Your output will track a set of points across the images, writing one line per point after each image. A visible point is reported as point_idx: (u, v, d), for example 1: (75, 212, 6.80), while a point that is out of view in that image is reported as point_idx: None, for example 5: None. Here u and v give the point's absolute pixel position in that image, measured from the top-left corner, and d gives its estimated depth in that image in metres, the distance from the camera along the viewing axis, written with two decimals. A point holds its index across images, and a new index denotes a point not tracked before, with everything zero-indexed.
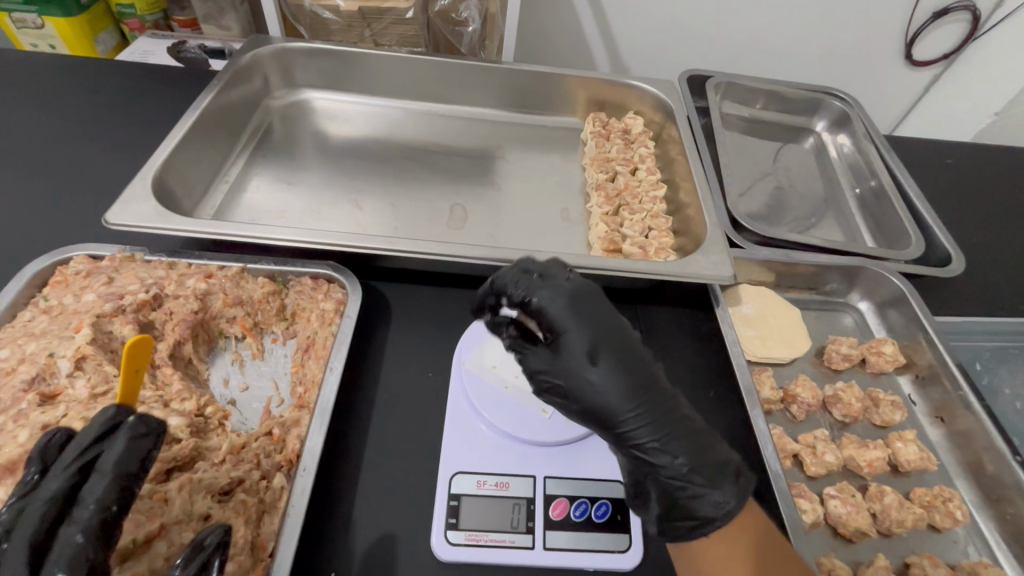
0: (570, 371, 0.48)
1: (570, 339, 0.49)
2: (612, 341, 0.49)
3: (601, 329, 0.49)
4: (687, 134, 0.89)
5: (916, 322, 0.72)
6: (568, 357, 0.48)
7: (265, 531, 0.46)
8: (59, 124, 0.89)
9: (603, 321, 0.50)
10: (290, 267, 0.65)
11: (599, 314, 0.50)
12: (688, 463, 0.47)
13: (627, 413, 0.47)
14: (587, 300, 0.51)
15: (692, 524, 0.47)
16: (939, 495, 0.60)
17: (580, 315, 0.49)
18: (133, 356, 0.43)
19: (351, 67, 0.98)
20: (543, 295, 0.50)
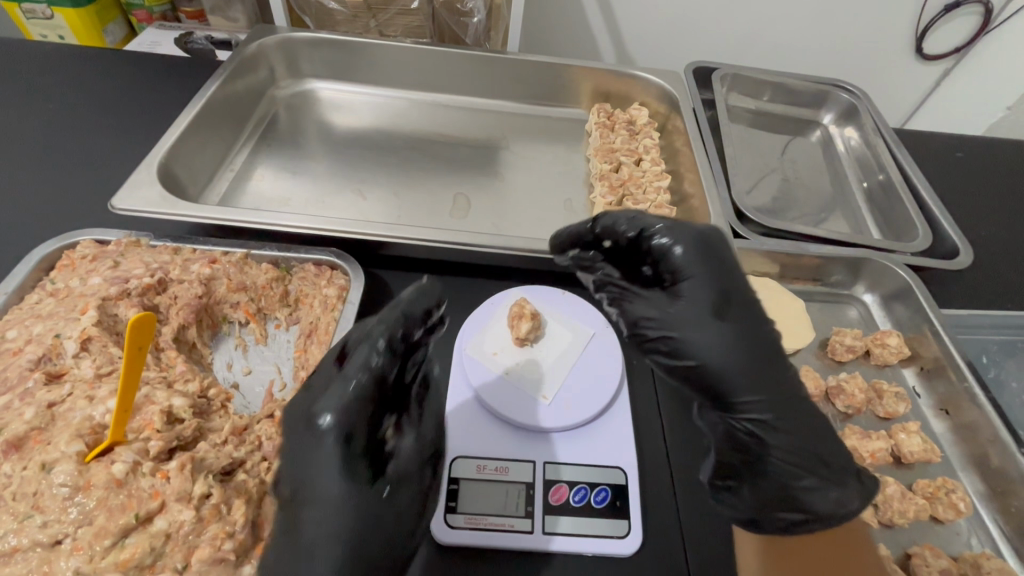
0: (687, 326, 0.46)
1: (690, 291, 0.47)
2: (740, 303, 0.47)
3: (728, 288, 0.47)
4: (692, 125, 0.89)
5: (922, 314, 0.72)
6: (687, 309, 0.47)
7: (266, 510, 0.47)
8: (67, 113, 0.90)
9: (734, 281, 0.48)
10: (294, 253, 0.65)
11: (735, 270, 0.48)
12: (808, 448, 0.47)
13: (751, 384, 0.45)
14: (722, 257, 0.48)
15: (795, 517, 0.48)
16: (942, 487, 0.59)
17: (707, 266, 0.47)
18: (137, 333, 0.44)
19: (356, 57, 0.98)
20: (680, 245, 0.48)
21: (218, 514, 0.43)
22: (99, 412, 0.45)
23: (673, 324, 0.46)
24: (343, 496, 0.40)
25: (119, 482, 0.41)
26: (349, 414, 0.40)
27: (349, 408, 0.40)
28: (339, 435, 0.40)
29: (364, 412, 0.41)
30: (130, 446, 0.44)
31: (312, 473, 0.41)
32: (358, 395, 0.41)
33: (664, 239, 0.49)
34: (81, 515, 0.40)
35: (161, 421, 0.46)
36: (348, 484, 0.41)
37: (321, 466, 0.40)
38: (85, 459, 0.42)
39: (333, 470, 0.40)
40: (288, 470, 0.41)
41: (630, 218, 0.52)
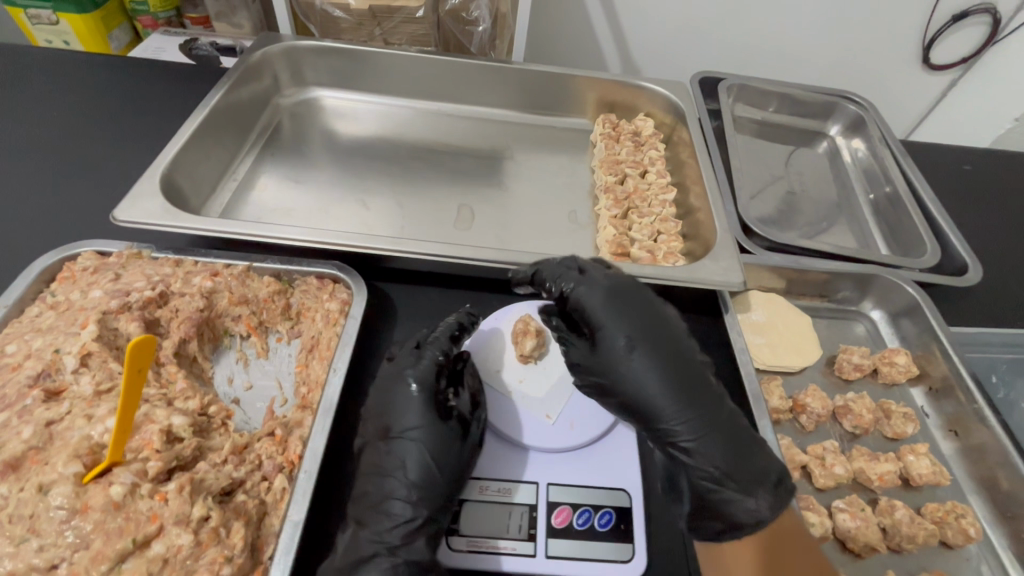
0: (609, 365, 0.55)
1: (608, 335, 0.56)
2: (649, 336, 0.55)
3: (637, 327, 0.55)
4: (698, 137, 0.88)
5: (931, 333, 0.71)
6: (608, 351, 0.55)
7: (265, 532, 0.46)
8: (72, 120, 0.89)
9: (644, 318, 0.56)
10: (296, 266, 0.64)
11: (649, 308, 0.57)
12: (738, 458, 0.51)
13: (666, 412, 0.53)
14: (633, 301, 0.57)
15: (722, 526, 0.51)
16: (951, 511, 0.58)
17: (618, 317, 0.56)
18: (137, 355, 0.43)
19: (361, 66, 0.98)
20: (591, 298, 0.57)
21: (217, 537, 0.43)
22: (97, 431, 0.45)
23: (597, 365, 0.56)
24: (422, 428, 0.51)
25: (116, 504, 0.41)
26: (424, 372, 0.55)
27: (422, 369, 0.55)
28: (419, 386, 0.54)
29: (433, 373, 0.55)
30: (129, 467, 0.43)
31: (396, 414, 0.52)
32: (428, 361, 0.55)
33: (573, 297, 0.58)
34: (77, 539, 0.39)
35: (161, 440, 0.46)
36: (426, 422, 0.52)
37: (404, 407, 0.53)
38: (82, 480, 0.42)
39: (413, 411, 0.52)
40: (376, 417, 0.53)
41: (558, 276, 0.59)
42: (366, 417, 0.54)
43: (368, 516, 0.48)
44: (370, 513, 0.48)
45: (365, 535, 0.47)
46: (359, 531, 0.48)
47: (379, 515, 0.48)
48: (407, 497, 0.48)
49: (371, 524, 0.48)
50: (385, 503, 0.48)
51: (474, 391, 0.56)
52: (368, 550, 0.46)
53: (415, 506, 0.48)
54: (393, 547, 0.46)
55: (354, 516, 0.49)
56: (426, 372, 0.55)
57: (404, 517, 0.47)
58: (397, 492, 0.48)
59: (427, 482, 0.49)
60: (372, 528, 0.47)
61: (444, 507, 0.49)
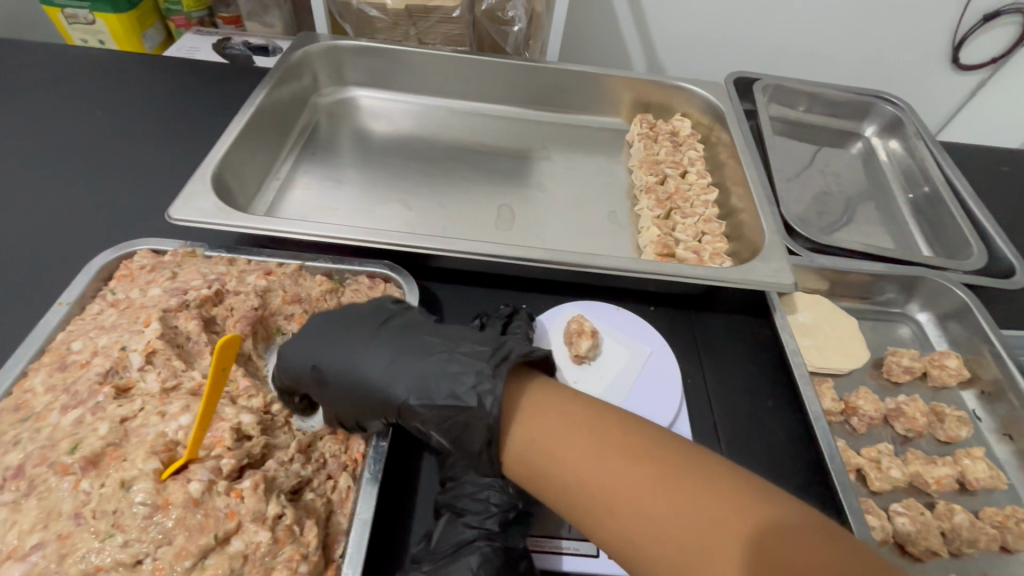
0: (387, 399, 0.48)
1: (325, 375, 0.50)
2: (410, 357, 0.49)
3: (371, 356, 0.50)
4: (738, 137, 0.88)
5: (981, 336, 0.70)
6: (410, 381, 0.48)
7: (334, 530, 0.47)
8: (114, 120, 0.90)
9: (387, 348, 0.50)
10: (347, 265, 0.65)
11: (337, 335, 0.52)
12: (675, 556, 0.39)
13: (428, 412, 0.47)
14: (334, 333, 0.52)
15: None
16: (1011, 516, 0.58)
17: (301, 351, 0.51)
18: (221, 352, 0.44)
19: (397, 65, 0.98)
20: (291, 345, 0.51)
21: (292, 535, 0.43)
22: (171, 429, 0.45)
23: (427, 389, 0.47)
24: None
25: (196, 501, 0.41)
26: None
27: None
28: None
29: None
30: (204, 464, 0.44)
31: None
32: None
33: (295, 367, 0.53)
34: (161, 535, 0.40)
35: (232, 438, 0.46)
36: None
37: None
38: (161, 477, 0.42)
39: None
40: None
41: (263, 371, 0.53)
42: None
43: (465, 504, 0.48)
44: (466, 501, 0.48)
45: (464, 521, 0.47)
46: (455, 518, 0.48)
47: (478, 503, 0.48)
48: (504, 488, 0.48)
49: (470, 511, 0.48)
50: (483, 492, 0.48)
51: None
52: (467, 536, 0.46)
53: (512, 497, 0.48)
54: (492, 535, 0.46)
55: (449, 504, 0.49)
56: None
57: (500, 506, 0.48)
58: (495, 482, 0.48)
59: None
60: (470, 515, 0.48)
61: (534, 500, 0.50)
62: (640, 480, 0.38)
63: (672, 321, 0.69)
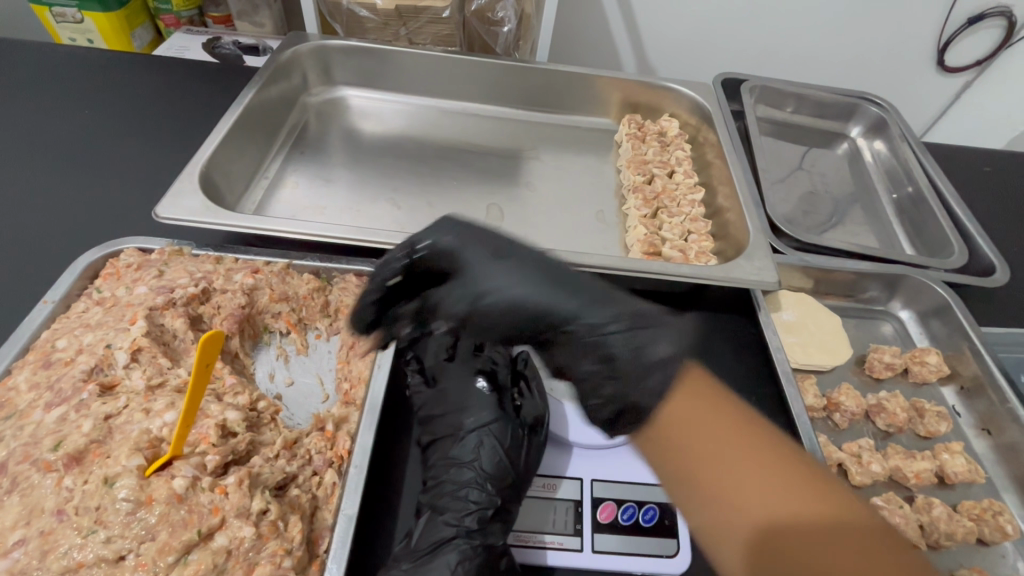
0: (513, 298, 0.50)
1: (471, 259, 0.52)
2: (558, 280, 0.51)
3: (517, 266, 0.51)
4: (725, 138, 0.89)
5: (961, 332, 0.71)
6: (544, 296, 0.50)
7: (319, 526, 0.47)
8: (101, 118, 0.90)
9: (538, 268, 0.51)
10: (335, 264, 0.66)
11: (507, 244, 0.53)
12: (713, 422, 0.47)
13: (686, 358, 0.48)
14: (494, 240, 0.53)
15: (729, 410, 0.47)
16: (988, 509, 0.59)
17: (481, 248, 0.52)
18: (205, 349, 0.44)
19: (387, 65, 0.98)
20: (444, 230, 0.54)
21: (276, 530, 0.43)
22: (156, 425, 0.45)
23: (658, 335, 0.49)
24: (496, 423, 0.52)
25: (179, 497, 0.41)
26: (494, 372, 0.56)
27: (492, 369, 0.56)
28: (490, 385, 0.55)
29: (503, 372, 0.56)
30: (189, 460, 0.44)
31: (470, 408, 0.53)
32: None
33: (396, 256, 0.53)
34: (144, 531, 0.40)
35: (217, 435, 0.46)
36: (497, 415, 0.53)
37: (476, 404, 0.54)
38: (144, 473, 0.42)
39: (486, 407, 0.53)
40: (449, 413, 0.54)
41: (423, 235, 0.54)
42: (438, 413, 0.54)
43: (445, 502, 0.48)
44: (446, 500, 0.49)
45: (443, 519, 0.47)
46: (436, 516, 0.48)
47: (457, 501, 0.48)
48: (483, 486, 0.49)
49: (449, 510, 0.48)
50: (462, 490, 0.49)
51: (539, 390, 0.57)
52: (447, 533, 0.47)
53: (491, 495, 0.48)
54: (471, 532, 0.47)
55: (429, 503, 0.49)
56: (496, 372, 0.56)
57: (479, 504, 0.48)
58: (474, 480, 0.49)
59: (502, 472, 0.49)
60: (450, 513, 0.48)
61: (514, 498, 0.49)
62: (749, 476, 0.44)
63: None
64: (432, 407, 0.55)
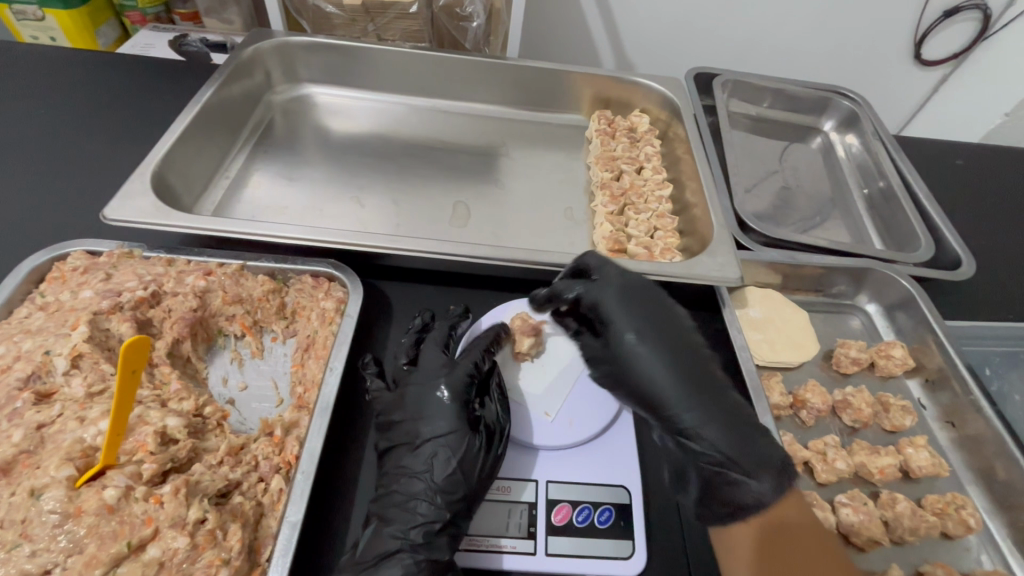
0: (660, 391, 0.55)
1: (620, 326, 0.58)
2: (689, 379, 0.55)
3: (660, 349, 0.57)
4: (694, 133, 0.88)
5: (925, 325, 0.71)
6: (679, 393, 0.54)
7: (263, 534, 0.46)
8: (57, 117, 0.87)
9: (681, 360, 0.56)
10: (290, 264, 0.64)
11: (653, 321, 0.58)
12: (733, 431, 0.53)
13: (739, 459, 0.52)
14: (641, 295, 0.59)
15: (730, 511, 0.51)
16: (951, 503, 0.59)
17: (632, 312, 0.58)
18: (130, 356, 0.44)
19: (353, 62, 0.97)
20: (608, 295, 0.59)
21: (214, 540, 0.42)
22: (90, 434, 0.44)
23: (734, 435, 0.53)
24: (452, 435, 0.52)
25: (110, 508, 0.40)
26: (456, 381, 0.54)
27: (454, 378, 0.55)
28: (450, 394, 0.54)
29: (466, 381, 0.55)
30: (123, 469, 0.43)
31: (427, 418, 0.53)
32: (462, 370, 0.55)
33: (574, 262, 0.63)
34: (71, 544, 0.39)
35: (155, 442, 0.45)
36: (455, 429, 0.52)
37: (433, 413, 0.53)
38: (75, 484, 0.41)
39: (444, 417, 0.53)
40: (407, 422, 0.53)
41: (597, 265, 0.61)
42: (396, 421, 0.54)
43: (392, 514, 0.48)
44: (393, 511, 0.48)
45: (389, 531, 0.47)
46: (382, 527, 0.48)
47: (404, 513, 0.48)
48: (432, 499, 0.48)
49: (394, 521, 0.48)
50: (411, 503, 0.49)
51: (503, 401, 0.56)
52: (391, 546, 0.46)
53: (439, 509, 0.48)
54: (416, 545, 0.46)
55: (377, 513, 0.49)
56: (457, 381, 0.55)
57: (426, 517, 0.47)
58: (423, 494, 0.49)
59: (454, 487, 0.49)
60: (396, 525, 0.48)
61: (464, 513, 0.49)
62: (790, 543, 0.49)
63: None
64: (391, 414, 0.54)
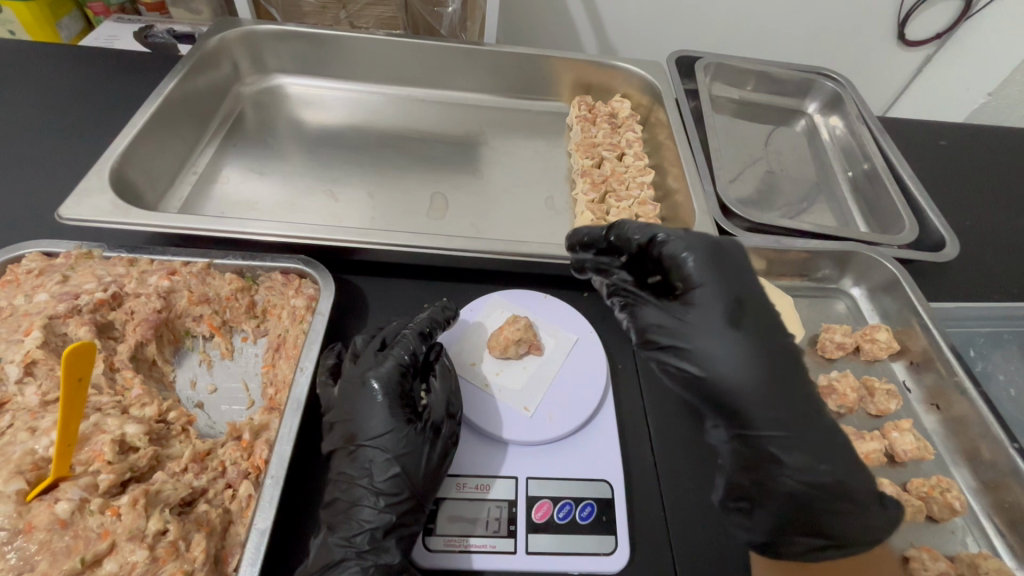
0: (752, 405, 0.47)
1: (697, 304, 0.50)
2: (778, 380, 0.48)
3: (722, 329, 0.49)
4: (675, 118, 0.86)
5: (910, 307, 0.70)
6: (759, 398, 0.47)
7: (230, 543, 0.44)
8: (10, 108, 0.82)
9: (751, 355, 0.48)
10: (259, 262, 0.61)
11: (733, 292, 0.50)
12: (807, 439, 0.47)
13: (814, 498, 0.46)
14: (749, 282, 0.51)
15: (817, 543, 0.47)
16: (936, 486, 0.58)
17: (723, 279, 0.50)
18: (73, 364, 0.41)
19: (325, 50, 0.93)
20: (693, 257, 0.51)
21: (176, 551, 0.41)
22: (42, 445, 0.43)
23: (830, 454, 0.46)
24: (390, 434, 0.50)
25: (63, 522, 0.40)
26: (387, 374, 0.52)
27: (384, 370, 0.52)
28: (383, 390, 0.51)
29: (399, 373, 0.52)
30: (77, 481, 0.42)
31: (361, 419, 0.50)
32: (392, 360, 0.53)
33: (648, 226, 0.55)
34: (20, 561, 0.38)
35: (113, 451, 0.44)
36: (392, 428, 0.50)
37: (368, 412, 0.50)
38: (26, 498, 0.40)
39: (379, 416, 0.50)
40: (341, 422, 0.51)
41: (642, 227, 0.55)
42: (332, 422, 0.51)
43: (338, 521, 0.47)
44: (340, 518, 0.47)
45: (334, 540, 0.46)
46: (329, 536, 0.46)
47: (350, 520, 0.46)
48: (376, 503, 0.47)
49: (341, 529, 0.46)
50: (354, 509, 0.47)
51: (448, 386, 0.54)
52: (337, 555, 0.45)
53: (383, 513, 0.47)
54: (362, 552, 0.45)
55: (325, 521, 0.47)
56: (389, 373, 0.52)
57: (371, 523, 0.46)
58: (366, 499, 0.47)
59: (397, 489, 0.47)
60: (342, 533, 0.46)
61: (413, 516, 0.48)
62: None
63: (605, 309, 0.68)
64: (329, 413, 0.52)
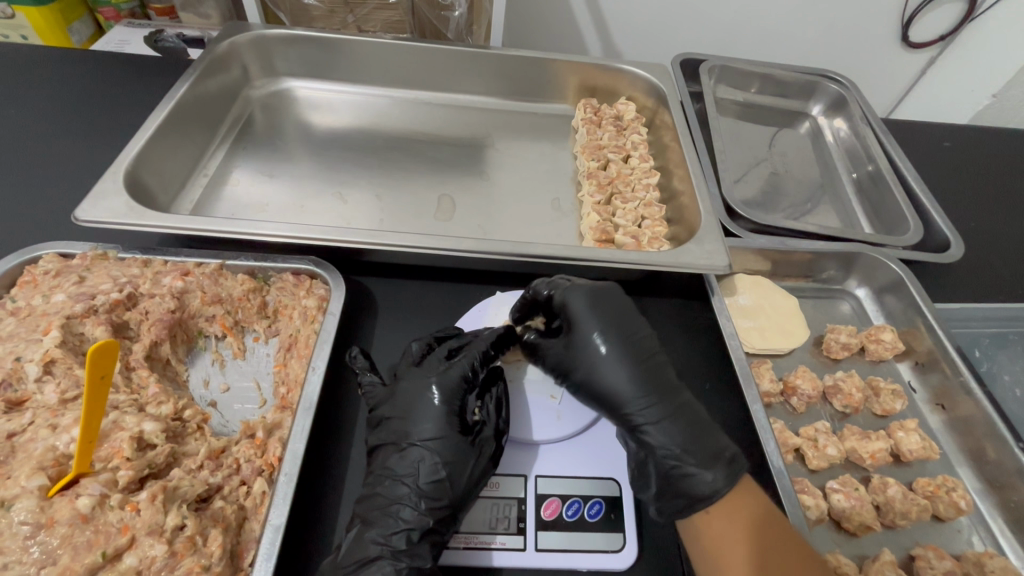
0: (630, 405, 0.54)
1: (580, 334, 0.58)
2: (648, 382, 0.55)
3: (610, 352, 0.57)
4: (680, 120, 0.87)
5: (914, 307, 0.71)
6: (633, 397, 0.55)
7: (246, 538, 0.45)
8: (23, 111, 0.84)
9: (633, 368, 0.56)
10: (271, 263, 0.62)
11: (616, 321, 0.58)
12: (683, 428, 0.53)
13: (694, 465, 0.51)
14: (624, 310, 0.59)
15: (679, 506, 0.50)
16: (942, 485, 0.59)
17: (599, 314, 0.58)
18: (97, 362, 0.42)
19: (333, 54, 0.94)
20: (574, 299, 0.59)
21: (193, 546, 0.42)
22: (62, 442, 0.44)
23: (693, 432, 0.53)
24: (439, 439, 0.51)
25: (84, 517, 0.41)
26: (445, 382, 0.53)
27: (444, 378, 0.54)
28: (440, 395, 0.53)
29: (456, 385, 0.53)
30: (97, 477, 0.43)
31: (414, 419, 0.52)
32: (454, 371, 0.54)
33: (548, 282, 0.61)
34: (43, 555, 0.39)
35: (131, 448, 0.45)
36: (441, 435, 0.51)
37: (422, 414, 0.52)
38: (47, 494, 0.41)
39: (431, 420, 0.52)
40: (394, 420, 0.52)
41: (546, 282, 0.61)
42: (382, 419, 0.53)
43: (375, 517, 0.48)
44: (377, 514, 0.48)
45: (371, 536, 0.47)
46: (365, 531, 0.47)
47: (387, 517, 0.47)
48: (415, 505, 0.48)
49: (377, 525, 0.47)
50: (393, 507, 0.48)
51: (500, 406, 0.55)
52: (372, 553, 0.46)
53: (422, 516, 0.47)
54: (397, 552, 0.46)
55: (360, 515, 0.48)
56: (447, 381, 0.53)
57: (407, 524, 0.47)
58: (406, 498, 0.48)
59: (437, 493, 0.48)
60: (378, 531, 0.47)
61: (448, 523, 0.48)
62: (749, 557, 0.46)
63: None
64: (380, 409, 0.54)
